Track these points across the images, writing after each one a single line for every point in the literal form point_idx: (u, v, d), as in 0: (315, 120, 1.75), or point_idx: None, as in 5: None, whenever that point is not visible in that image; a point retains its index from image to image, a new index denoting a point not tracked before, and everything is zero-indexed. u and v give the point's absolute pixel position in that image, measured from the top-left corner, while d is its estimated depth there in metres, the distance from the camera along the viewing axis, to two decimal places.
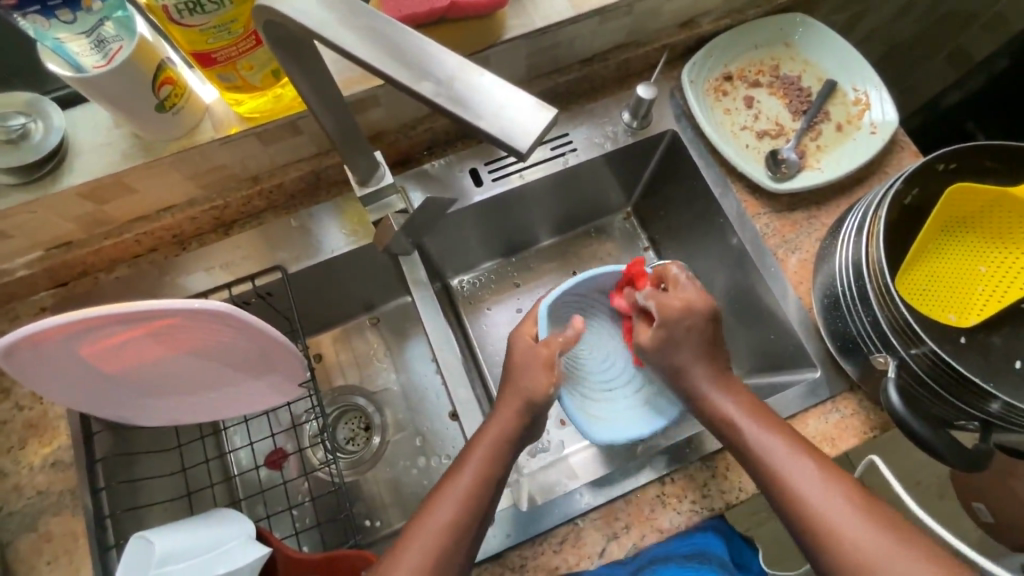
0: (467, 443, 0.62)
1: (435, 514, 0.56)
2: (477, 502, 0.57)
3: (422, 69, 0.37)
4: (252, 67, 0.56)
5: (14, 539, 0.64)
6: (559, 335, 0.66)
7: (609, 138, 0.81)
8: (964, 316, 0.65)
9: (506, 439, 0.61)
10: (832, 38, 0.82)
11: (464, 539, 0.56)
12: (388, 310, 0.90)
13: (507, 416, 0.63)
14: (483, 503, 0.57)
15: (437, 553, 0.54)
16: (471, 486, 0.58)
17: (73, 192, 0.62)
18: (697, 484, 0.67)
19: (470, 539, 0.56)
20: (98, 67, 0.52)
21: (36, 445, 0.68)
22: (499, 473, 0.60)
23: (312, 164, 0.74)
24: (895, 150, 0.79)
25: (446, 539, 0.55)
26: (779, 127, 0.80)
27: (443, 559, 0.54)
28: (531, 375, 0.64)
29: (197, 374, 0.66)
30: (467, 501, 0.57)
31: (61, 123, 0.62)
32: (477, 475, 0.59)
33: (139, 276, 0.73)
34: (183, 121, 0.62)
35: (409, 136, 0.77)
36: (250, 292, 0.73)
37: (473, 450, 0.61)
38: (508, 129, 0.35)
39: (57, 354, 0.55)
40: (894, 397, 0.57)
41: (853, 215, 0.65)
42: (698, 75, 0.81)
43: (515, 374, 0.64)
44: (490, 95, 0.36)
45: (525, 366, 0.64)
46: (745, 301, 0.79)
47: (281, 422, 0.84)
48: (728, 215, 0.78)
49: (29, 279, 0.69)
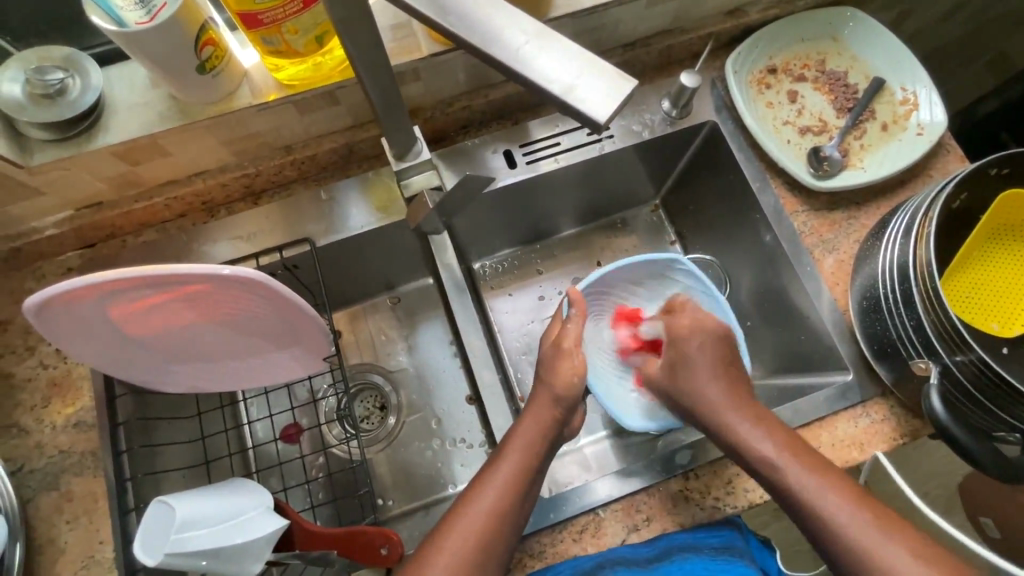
0: (505, 440, 0.62)
1: (477, 499, 0.56)
2: (512, 494, 0.57)
3: (494, 33, 0.35)
4: (298, 31, 0.55)
5: (36, 497, 0.65)
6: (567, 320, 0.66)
7: (647, 127, 0.80)
8: (1008, 325, 0.63)
9: (536, 427, 0.61)
10: (883, 35, 0.79)
11: (501, 536, 0.55)
12: (409, 289, 0.90)
13: (545, 413, 0.62)
14: (510, 491, 0.57)
15: (473, 549, 0.54)
16: (507, 481, 0.58)
17: (107, 152, 0.61)
18: (721, 481, 0.66)
19: (503, 538, 0.55)
20: (140, 23, 0.51)
21: (59, 404, 0.68)
22: (530, 462, 0.59)
23: (346, 137, 0.73)
24: (941, 153, 0.77)
25: (486, 528, 0.55)
26: (822, 123, 0.78)
27: (481, 550, 0.54)
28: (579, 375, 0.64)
29: (224, 344, 0.66)
30: (504, 497, 0.57)
31: (98, 81, 0.61)
32: (515, 472, 0.58)
33: (166, 241, 0.72)
34: (222, 83, 0.61)
35: (445, 113, 0.76)
36: (277, 264, 0.72)
37: (506, 454, 0.60)
38: (587, 97, 0.34)
39: (89, 315, 0.54)
40: (936, 403, 0.55)
41: (900, 215, 0.63)
42: (742, 65, 0.79)
43: (559, 370, 0.64)
44: (567, 62, 0.35)
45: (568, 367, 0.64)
46: (775, 301, 0.78)
47: (299, 397, 0.84)
48: (765, 212, 0.76)
49: (57, 238, 0.69)
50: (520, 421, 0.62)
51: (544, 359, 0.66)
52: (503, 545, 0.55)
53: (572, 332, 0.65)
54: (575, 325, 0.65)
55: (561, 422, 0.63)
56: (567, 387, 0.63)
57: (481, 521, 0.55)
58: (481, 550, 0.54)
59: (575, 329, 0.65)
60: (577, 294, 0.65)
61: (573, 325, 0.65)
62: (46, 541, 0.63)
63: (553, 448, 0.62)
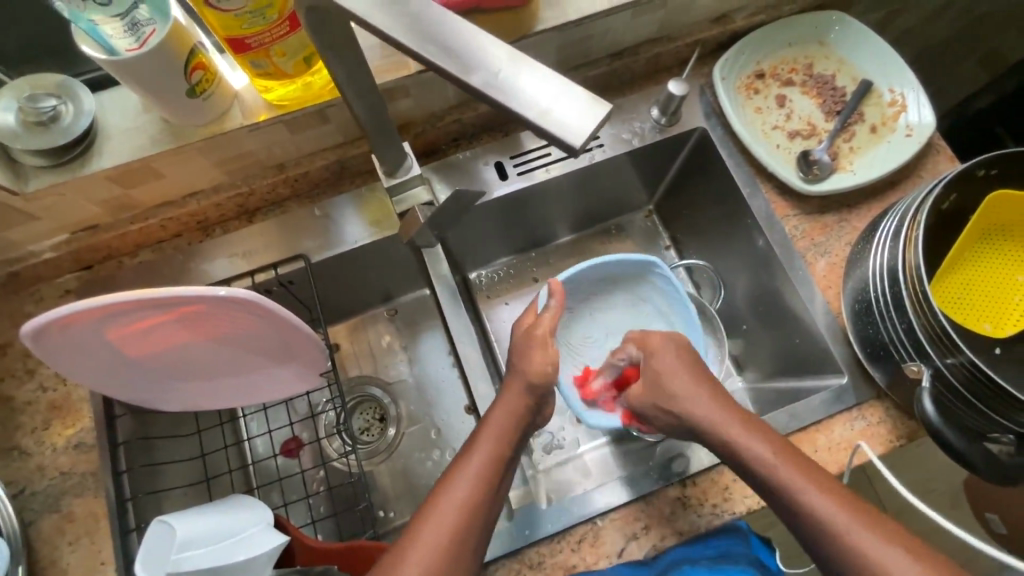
0: (475, 431, 0.62)
1: (450, 492, 0.56)
2: (482, 486, 0.57)
3: (471, 61, 0.36)
4: (285, 53, 0.55)
5: (38, 519, 0.65)
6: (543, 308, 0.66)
7: (637, 135, 0.80)
8: (999, 326, 0.64)
9: (508, 417, 0.62)
10: (870, 37, 0.80)
11: (473, 529, 0.55)
12: (406, 301, 0.90)
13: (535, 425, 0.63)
14: (492, 483, 0.58)
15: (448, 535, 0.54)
16: (479, 471, 0.58)
17: (101, 176, 0.62)
18: (718, 487, 0.66)
19: (478, 530, 0.55)
20: (131, 50, 0.52)
21: (59, 427, 0.68)
22: (501, 453, 0.60)
23: (337, 153, 0.74)
24: (931, 153, 0.77)
25: (458, 522, 0.54)
26: (811, 127, 0.78)
27: (456, 540, 0.54)
28: (552, 364, 0.64)
29: (223, 361, 0.66)
30: (476, 489, 0.57)
31: (90, 106, 0.62)
32: (486, 462, 0.59)
33: (163, 261, 0.73)
34: (213, 106, 0.61)
35: (435, 126, 0.77)
36: (273, 281, 0.73)
37: (476, 445, 0.60)
38: (561, 121, 0.34)
39: (86, 338, 0.55)
40: (928, 406, 0.56)
41: (889, 218, 0.63)
42: (730, 72, 0.79)
43: (544, 374, 0.64)
44: (542, 88, 0.35)
45: (543, 355, 0.64)
46: (770, 304, 0.78)
47: (299, 411, 0.84)
48: (756, 216, 0.76)
49: (55, 261, 0.70)
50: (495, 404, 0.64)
51: (516, 349, 0.66)
52: (476, 535, 0.55)
53: (545, 322, 0.65)
54: (551, 314, 0.65)
55: (533, 408, 0.64)
56: (541, 375, 0.63)
57: (455, 516, 0.55)
58: (456, 546, 0.54)
59: (550, 318, 0.65)
60: (556, 286, 0.66)
61: (549, 314, 0.65)
62: (49, 562, 0.64)
63: (521, 437, 0.63)
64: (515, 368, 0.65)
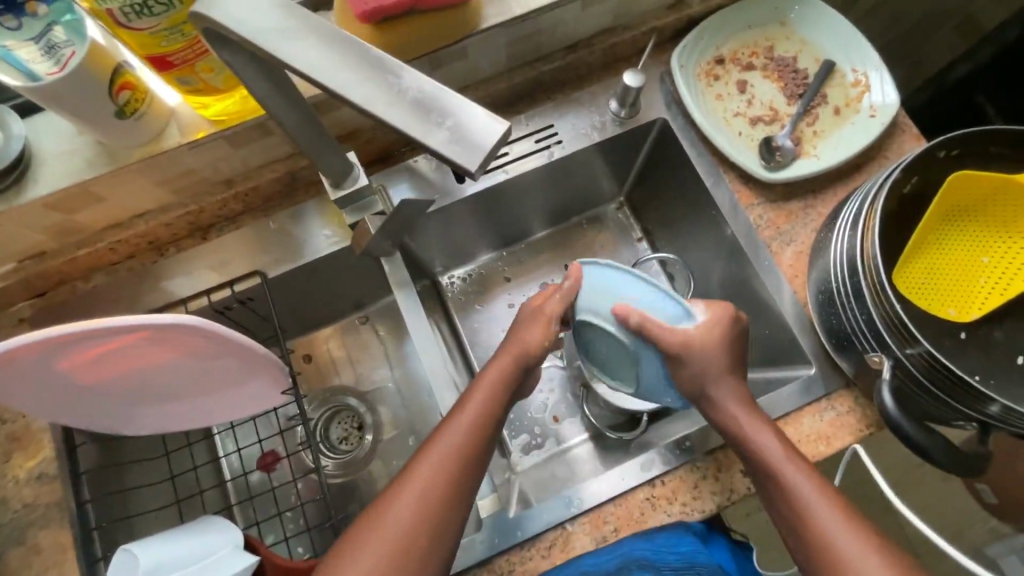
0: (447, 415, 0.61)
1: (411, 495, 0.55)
2: (447, 484, 0.56)
3: (376, 86, 0.36)
4: (212, 69, 0.54)
5: (4, 552, 0.64)
6: (556, 286, 0.65)
7: (597, 128, 0.78)
8: (965, 311, 0.62)
9: (489, 413, 0.60)
10: (831, 16, 0.77)
11: (442, 524, 0.54)
12: (378, 307, 0.89)
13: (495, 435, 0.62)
14: (464, 486, 0.57)
15: (406, 532, 0.53)
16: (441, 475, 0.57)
17: (39, 204, 0.60)
18: (688, 486, 0.66)
19: (445, 541, 0.54)
20: (51, 74, 0.50)
21: (21, 458, 0.67)
22: (477, 441, 0.58)
23: (287, 165, 0.72)
24: (896, 133, 0.75)
25: (421, 521, 0.54)
26: (773, 112, 0.77)
27: (418, 541, 0.53)
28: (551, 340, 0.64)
29: (183, 382, 0.65)
30: (443, 488, 0.56)
31: (21, 131, 0.60)
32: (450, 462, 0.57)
33: (118, 284, 0.72)
34: (148, 126, 0.59)
35: (388, 132, 0.75)
36: (230, 299, 0.71)
37: (448, 425, 0.59)
38: (456, 148, 0.35)
39: (32, 371, 0.54)
40: (887, 398, 0.55)
41: (850, 205, 0.62)
42: (689, 59, 0.77)
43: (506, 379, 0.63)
44: (441, 109, 0.35)
45: (544, 328, 0.64)
46: (741, 294, 0.77)
47: (270, 426, 0.84)
48: (720, 208, 0.75)
49: (4, 292, 0.68)
50: (471, 385, 0.62)
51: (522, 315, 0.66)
52: (437, 542, 0.54)
53: (552, 299, 0.64)
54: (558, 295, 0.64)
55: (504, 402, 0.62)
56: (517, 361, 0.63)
57: (420, 515, 0.54)
58: (419, 552, 0.53)
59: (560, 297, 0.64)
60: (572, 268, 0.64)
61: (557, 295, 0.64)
62: None
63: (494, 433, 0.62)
64: (516, 332, 0.65)
